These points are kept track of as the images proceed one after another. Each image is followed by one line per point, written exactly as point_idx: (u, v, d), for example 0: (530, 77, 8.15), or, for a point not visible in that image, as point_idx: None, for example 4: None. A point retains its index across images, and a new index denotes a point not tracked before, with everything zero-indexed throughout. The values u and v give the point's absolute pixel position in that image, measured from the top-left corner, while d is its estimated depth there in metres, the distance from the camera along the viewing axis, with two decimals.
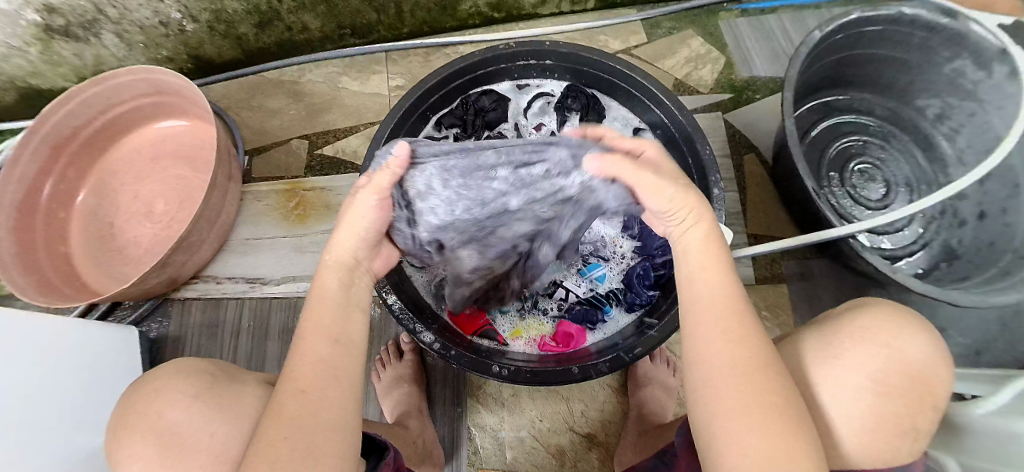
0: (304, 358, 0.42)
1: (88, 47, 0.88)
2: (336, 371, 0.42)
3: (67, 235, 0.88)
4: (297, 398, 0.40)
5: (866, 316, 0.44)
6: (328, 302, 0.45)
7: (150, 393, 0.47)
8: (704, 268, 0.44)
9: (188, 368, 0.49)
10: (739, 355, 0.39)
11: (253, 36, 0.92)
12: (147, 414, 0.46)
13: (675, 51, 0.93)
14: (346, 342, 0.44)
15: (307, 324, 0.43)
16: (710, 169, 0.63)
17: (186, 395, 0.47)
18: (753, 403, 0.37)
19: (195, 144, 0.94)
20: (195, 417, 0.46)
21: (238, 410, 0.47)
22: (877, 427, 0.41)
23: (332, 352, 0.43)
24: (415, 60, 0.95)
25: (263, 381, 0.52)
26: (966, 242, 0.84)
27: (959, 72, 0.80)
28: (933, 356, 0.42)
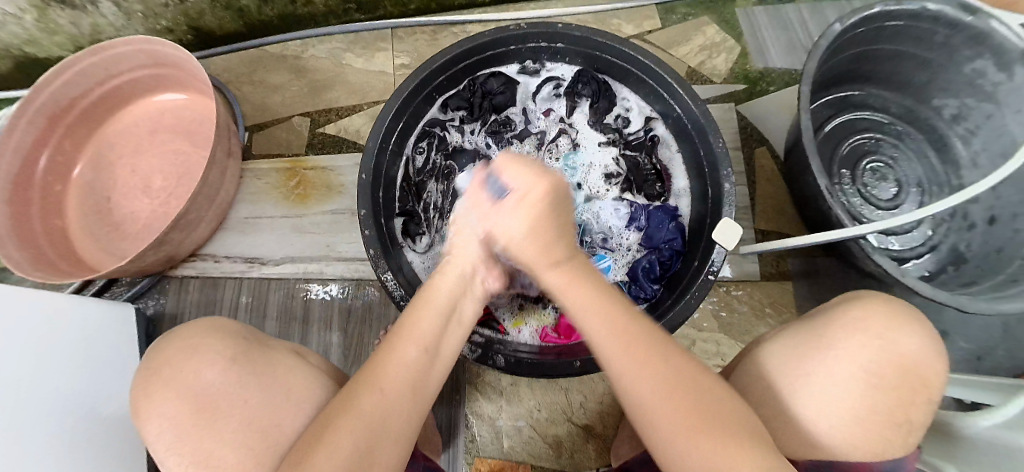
0: (395, 360, 0.41)
1: (85, 15, 0.86)
2: (416, 383, 0.41)
3: (63, 209, 0.87)
4: (373, 394, 0.39)
5: (860, 307, 0.43)
6: (431, 309, 0.45)
7: (181, 351, 0.44)
8: (577, 299, 0.43)
9: (223, 330, 0.46)
10: (649, 380, 0.38)
11: (255, 9, 0.89)
12: (181, 372, 0.42)
13: (689, 38, 0.91)
14: (435, 351, 0.43)
15: (404, 326, 0.44)
16: (721, 163, 0.61)
17: (224, 356, 0.43)
18: (682, 398, 0.36)
19: (195, 119, 0.91)
20: (232, 380, 0.43)
21: (275, 380, 0.45)
22: (867, 419, 0.40)
23: (419, 360, 0.42)
24: (422, 38, 0.93)
25: (291, 351, 0.51)
26: (975, 246, 0.83)
27: (979, 72, 0.78)
28: (929, 349, 0.41)
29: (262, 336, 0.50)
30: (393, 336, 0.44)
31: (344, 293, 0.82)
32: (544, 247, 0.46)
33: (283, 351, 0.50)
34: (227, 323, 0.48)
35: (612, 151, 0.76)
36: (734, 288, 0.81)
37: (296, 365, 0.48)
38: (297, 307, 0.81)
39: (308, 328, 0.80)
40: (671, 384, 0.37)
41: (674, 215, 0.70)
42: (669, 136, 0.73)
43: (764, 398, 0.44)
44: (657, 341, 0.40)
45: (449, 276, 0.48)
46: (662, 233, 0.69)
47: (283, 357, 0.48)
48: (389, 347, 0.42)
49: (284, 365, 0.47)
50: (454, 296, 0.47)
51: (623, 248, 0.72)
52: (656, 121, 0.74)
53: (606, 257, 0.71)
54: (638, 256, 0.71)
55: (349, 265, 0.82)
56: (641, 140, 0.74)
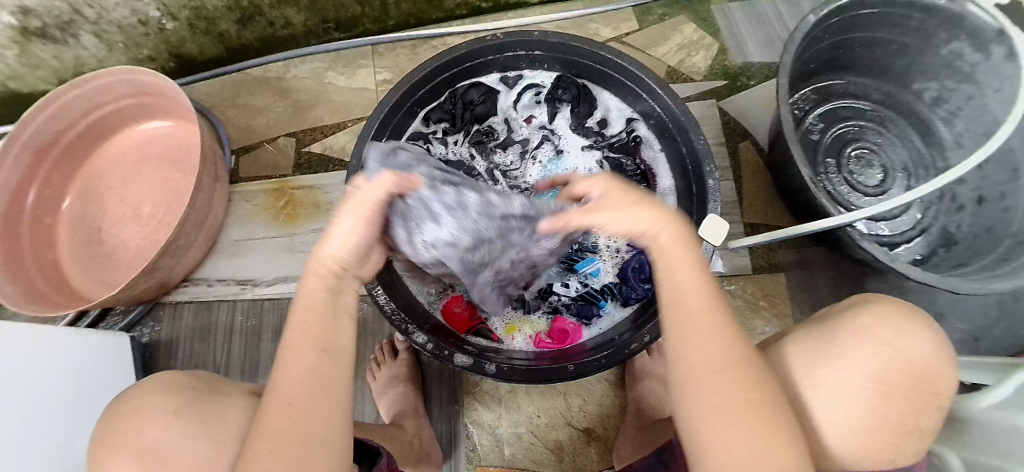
0: (292, 368, 0.38)
1: (67, 48, 0.86)
2: (322, 382, 0.39)
3: (54, 241, 0.87)
4: (285, 413, 0.37)
5: (866, 313, 0.43)
6: (317, 309, 0.41)
7: (129, 409, 0.45)
8: (671, 264, 0.42)
9: (169, 383, 0.46)
10: (714, 352, 0.38)
11: (234, 33, 0.89)
12: (127, 433, 0.43)
13: (667, 38, 0.92)
14: (337, 350, 0.40)
15: (292, 333, 0.40)
16: (704, 160, 0.62)
17: (164, 411, 0.44)
18: (730, 372, 0.37)
19: (181, 145, 0.91)
20: (174, 433, 0.43)
21: (217, 426, 0.44)
22: (878, 427, 0.40)
23: (320, 361, 0.39)
24: (402, 52, 0.93)
25: (249, 391, 0.50)
26: (964, 228, 0.84)
27: (956, 54, 0.80)
28: (936, 354, 0.41)
29: (218, 380, 0.50)
30: (285, 344, 0.40)
31: None
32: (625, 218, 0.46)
33: (240, 392, 0.49)
34: (177, 374, 0.48)
35: (596, 153, 0.76)
36: (727, 282, 0.81)
37: (250, 403, 0.47)
38: None
39: None
40: (732, 366, 0.37)
41: None
42: (651, 136, 0.74)
43: None
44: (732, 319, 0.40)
45: (320, 271, 0.42)
46: None
47: (237, 398, 0.47)
48: (285, 354, 0.40)
49: (235, 406, 0.46)
50: (332, 294, 0.42)
51: (611, 250, 0.73)
52: (637, 122, 0.74)
53: (594, 261, 0.72)
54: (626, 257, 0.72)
55: None
56: (624, 141, 0.75)
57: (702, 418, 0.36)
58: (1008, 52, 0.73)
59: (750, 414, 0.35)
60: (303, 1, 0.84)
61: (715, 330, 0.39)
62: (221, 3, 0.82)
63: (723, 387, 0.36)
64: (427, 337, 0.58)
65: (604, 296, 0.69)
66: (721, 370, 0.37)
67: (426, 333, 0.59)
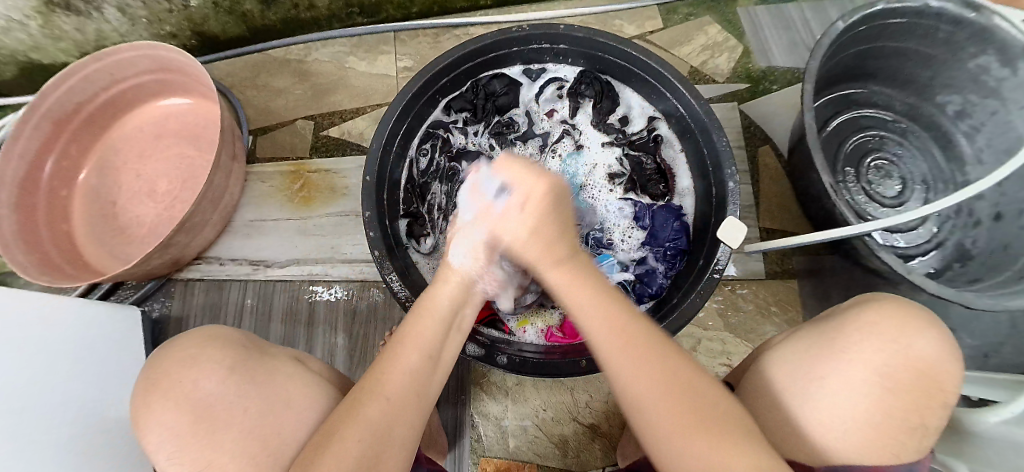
0: (397, 365, 0.42)
1: (90, 21, 0.86)
2: (418, 387, 0.42)
3: (69, 213, 0.87)
4: (380, 402, 0.40)
5: (872, 310, 0.43)
6: (433, 316, 0.46)
7: (182, 359, 0.43)
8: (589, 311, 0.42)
9: (221, 340, 0.46)
10: (675, 398, 0.37)
11: (258, 13, 0.89)
12: (179, 383, 0.41)
13: (691, 38, 0.91)
14: (435, 358, 0.44)
15: (406, 331, 0.44)
16: (725, 162, 0.61)
17: (222, 366, 0.43)
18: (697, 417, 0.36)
19: (199, 123, 0.92)
20: (230, 390, 0.42)
21: (274, 388, 0.44)
22: (882, 423, 0.39)
23: (421, 366, 0.43)
24: (424, 40, 0.93)
25: (291, 357, 0.51)
26: (980, 243, 0.83)
27: (983, 68, 0.78)
28: (944, 354, 0.40)
29: (261, 343, 0.50)
30: (394, 342, 0.44)
31: (348, 294, 0.82)
32: (548, 243, 0.44)
33: (283, 358, 0.49)
34: (225, 332, 0.48)
35: (616, 151, 0.76)
36: (739, 287, 0.80)
37: (296, 370, 0.48)
38: (302, 309, 0.82)
39: (312, 330, 0.81)
40: (659, 381, 0.38)
41: (679, 214, 0.71)
42: (671, 136, 0.73)
43: (777, 402, 0.45)
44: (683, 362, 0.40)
45: (452, 282, 0.47)
46: (666, 232, 0.70)
47: (282, 364, 0.48)
48: (393, 351, 0.43)
49: (284, 372, 0.47)
50: (455, 302, 0.47)
51: (626, 248, 0.72)
52: (659, 121, 0.74)
53: (610, 257, 0.71)
54: (641, 254, 0.71)
55: (353, 267, 0.83)
56: (644, 140, 0.74)
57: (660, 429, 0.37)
58: None
59: (689, 424, 0.36)
60: None
61: (631, 346, 0.40)
62: None
63: (658, 398, 0.38)
64: None
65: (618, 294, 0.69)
66: (693, 415, 0.36)
67: None
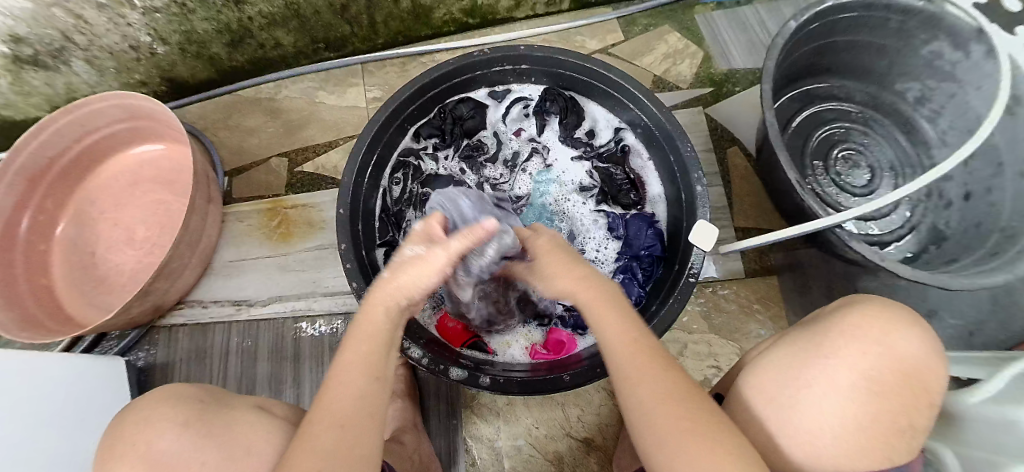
0: (341, 388, 0.41)
1: (58, 75, 0.87)
2: (371, 408, 0.41)
3: (48, 267, 0.86)
4: (335, 431, 0.39)
5: (855, 313, 0.44)
6: (374, 338, 0.44)
7: (137, 421, 0.43)
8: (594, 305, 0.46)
9: (175, 395, 0.45)
10: (660, 385, 0.40)
11: (225, 56, 0.90)
12: (136, 445, 0.41)
13: (652, 48, 0.93)
14: (382, 376, 0.43)
15: (343, 360, 0.43)
16: (692, 167, 0.62)
17: (176, 422, 0.43)
18: (671, 398, 0.39)
19: (174, 167, 0.92)
20: (187, 445, 0.42)
21: (233, 437, 0.44)
22: (872, 427, 0.39)
23: (369, 387, 0.42)
24: (392, 70, 0.94)
25: (253, 405, 0.50)
26: (954, 224, 0.85)
27: (937, 54, 0.81)
28: (926, 351, 0.42)
29: (223, 396, 0.49)
30: (335, 370, 0.43)
31: (333, 328, 0.81)
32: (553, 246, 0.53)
33: (245, 406, 0.49)
34: (182, 388, 0.47)
35: (585, 164, 0.77)
36: (721, 287, 0.81)
37: (257, 418, 0.47)
38: (288, 346, 0.81)
39: (300, 366, 0.80)
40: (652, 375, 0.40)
41: (652, 221, 0.71)
42: (638, 144, 0.75)
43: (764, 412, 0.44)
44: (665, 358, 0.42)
45: (381, 304, 0.46)
46: (641, 240, 0.70)
47: (243, 413, 0.47)
48: (330, 380, 0.42)
49: (243, 419, 0.46)
50: (391, 326, 0.46)
51: (604, 259, 0.73)
52: (625, 131, 0.75)
53: None
54: (618, 265, 0.72)
55: (336, 299, 0.83)
56: (612, 151, 0.76)
57: (659, 432, 0.37)
58: (987, 50, 0.74)
59: (694, 437, 0.36)
60: (293, 22, 0.86)
61: (647, 357, 0.42)
62: (211, 27, 0.83)
63: (660, 394, 0.39)
64: (423, 352, 0.58)
65: None
66: (674, 401, 0.38)
67: (422, 348, 0.59)
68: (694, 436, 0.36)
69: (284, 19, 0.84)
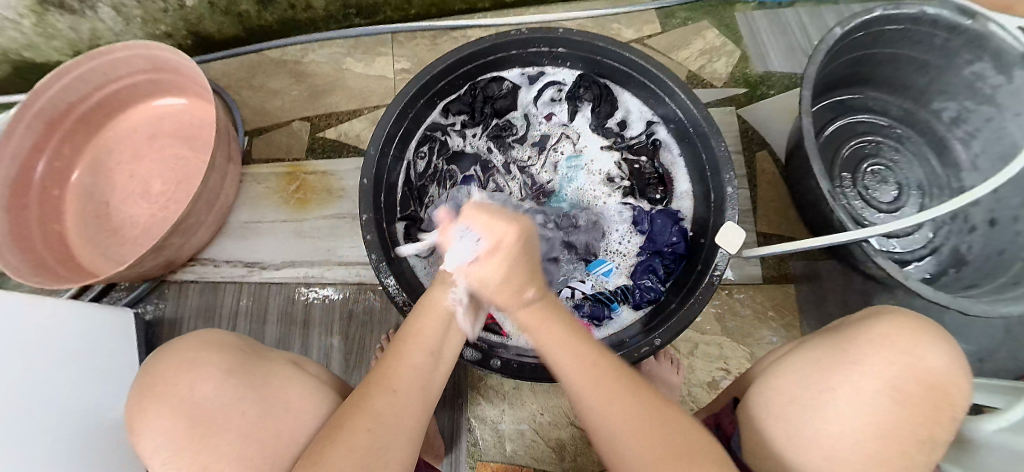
0: (401, 361, 0.42)
1: (84, 20, 0.85)
2: (423, 383, 0.42)
3: (61, 214, 0.86)
4: (387, 397, 0.40)
5: (883, 322, 0.43)
6: (435, 314, 0.46)
7: (177, 363, 0.42)
8: (547, 334, 0.44)
9: (217, 343, 0.45)
10: (619, 420, 0.39)
11: (255, 13, 0.89)
12: (177, 386, 0.40)
13: (689, 42, 0.91)
14: (439, 356, 0.45)
15: (409, 329, 0.45)
16: (724, 167, 0.61)
17: (220, 369, 0.42)
18: (649, 436, 0.37)
19: (195, 123, 0.91)
20: (229, 392, 0.41)
21: (272, 389, 0.43)
22: (894, 436, 0.39)
23: (425, 364, 0.43)
24: (422, 42, 0.93)
25: (288, 360, 0.49)
26: (975, 249, 0.83)
27: (978, 75, 0.79)
28: (953, 365, 0.41)
29: (258, 347, 0.49)
30: (398, 340, 0.44)
31: (344, 298, 0.81)
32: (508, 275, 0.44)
33: (281, 361, 0.48)
34: (218, 336, 0.47)
35: (614, 154, 0.76)
36: (737, 291, 0.80)
37: (294, 373, 0.47)
38: (298, 311, 0.81)
39: (308, 333, 0.80)
40: (621, 409, 0.39)
41: (677, 219, 0.70)
42: (670, 140, 0.73)
43: (781, 414, 0.44)
44: (625, 376, 0.42)
45: (451, 295, 0.47)
46: (665, 236, 0.69)
47: (278, 366, 0.47)
48: (392, 355, 0.43)
49: (282, 374, 0.46)
50: (456, 308, 0.47)
51: (625, 252, 0.72)
52: (657, 125, 0.74)
53: (607, 262, 0.71)
54: (639, 259, 0.71)
55: (349, 269, 0.82)
56: (643, 144, 0.74)
57: (631, 466, 0.37)
58: None
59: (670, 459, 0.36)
60: None
61: (601, 387, 0.40)
62: None
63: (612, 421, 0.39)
64: None
65: (616, 298, 0.69)
66: (654, 435, 0.37)
67: None
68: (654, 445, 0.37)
69: None
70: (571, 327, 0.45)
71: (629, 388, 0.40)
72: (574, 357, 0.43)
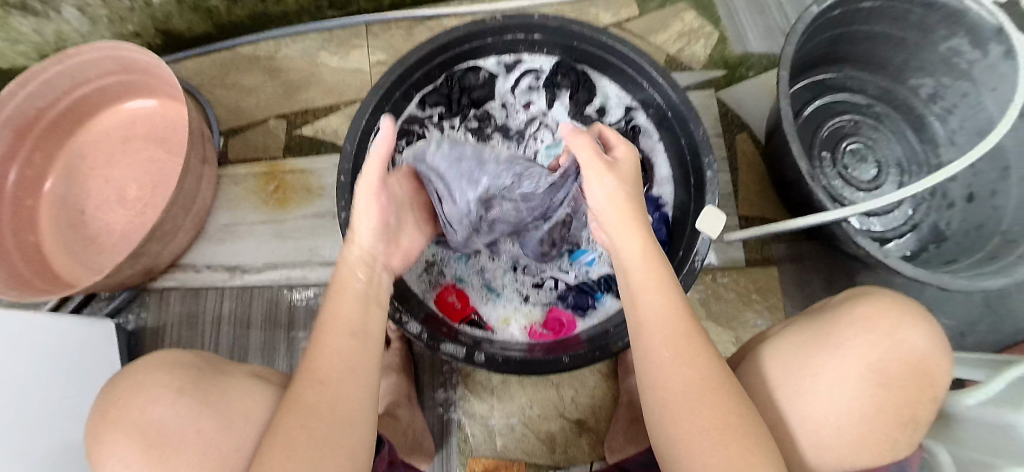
0: (326, 352, 0.42)
1: (48, 22, 0.82)
2: (352, 365, 0.42)
3: (36, 224, 0.84)
4: (315, 388, 0.39)
5: (867, 304, 0.43)
6: (351, 298, 0.46)
7: (130, 387, 0.41)
8: (646, 290, 0.45)
9: (172, 362, 0.43)
10: (693, 373, 0.39)
11: (224, 9, 0.86)
12: (129, 411, 0.39)
13: (667, 25, 0.90)
14: (366, 334, 0.44)
15: (325, 316, 0.44)
16: (704, 150, 0.61)
17: (170, 389, 0.40)
18: (710, 390, 0.38)
19: (168, 125, 0.89)
20: (180, 413, 0.40)
21: (228, 404, 0.42)
22: (876, 417, 0.40)
23: (351, 345, 0.43)
24: (397, 33, 0.91)
25: (252, 374, 0.48)
26: (954, 225, 0.84)
27: (955, 51, 0.79)
28: (934, 346, 0.41)
29: (221, 364, 0.47)
30: (319, 332, 0.44)
31: None
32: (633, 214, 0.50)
33: (241, 374, 0.47)
34: (178, 354, 0.45)
35: None
36: (721, 275, 0.81)
37: (255, 385, 0.45)
38: (282, 314, 0.80)
39: (293, 334, 0.79)
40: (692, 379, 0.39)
41: (658, 204, 0.71)
42: (650, 125, 0.73)
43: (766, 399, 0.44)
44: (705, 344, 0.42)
45: (352, 290, 0.47)
46: None
47: (239, 379, 0.45)
48: (317, 345, 0.43)
49: (240, 387, 0.44)
50: (364, 282, 0.48)
51: None
52: (636, 111, 0.73)
53: (589, 251, 0.71)
54: None
55: (332, 269, 0.81)
56: (622, 130, 0.74)
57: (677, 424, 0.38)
58: (1006, 50, 0.73)
59: (719, 431, 0.36)
60: None
61: (688, 356, 0.40)
62: None
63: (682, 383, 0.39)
64: (422, 327, 0.59)
65: (599, 288, 0.69)
66: (712, 394, 0.38)
67: (421, 323, 0.59)
68: (707, 392, 0.38)
69: None
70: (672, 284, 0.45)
71: (706, 353, 0.41)
72: (661, 311, 0.43)
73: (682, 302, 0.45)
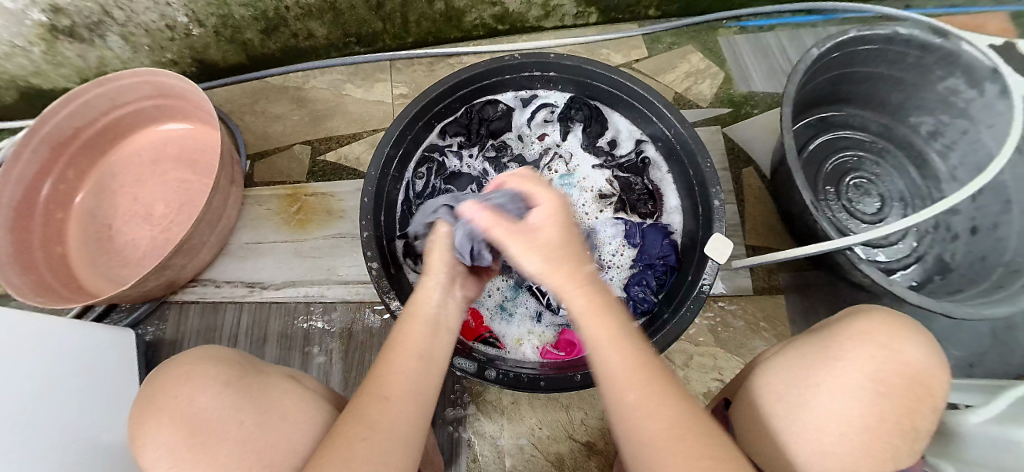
0: (396, 370, 0.44)
1: (92, 48, 0.88)
2: (420, 389, 0.44)
3: (64, 235, 0.87)
4: (380, 404, 0.41)
5: (863, 319, 0.45)
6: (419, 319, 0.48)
7: (176, 376, 0.43)
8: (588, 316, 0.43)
9: (219, 357, 0.46)
10: (659, 422, 0.38)
11: (258, 42, 0.92)
12: (175, 398, 0.41)
13: (674, 65, 0.95)
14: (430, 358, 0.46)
15: (401, 337, 0.46)
16: (710, 182, 0.64)
17: (218, 381, 0.43)
18: (680, 447, 0.36)
19: (197, 147, 0.93)
20: (226, 405, 0.41)
21: (271, 403, 0.44)
22: (878, 427, 0.40)
23: (420, 371, 0.45)
24: (419, 69, 0.97)
25: (286, 375, 0.50)
26: (959, 256, 0.86)
27: (952, 90, 0.84)
28: (933, 362, 0.42)
29: (256, 361, 0.49)
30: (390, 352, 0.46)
31: (344, 316, 0.82)
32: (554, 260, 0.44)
33: (278, 375, 0.49)
34: (220, 351, 0.47)
35: (605, 173, 0.79)
36: (728, 303, 0.82)
37: (292, 388, 0.47)
38: (297, 330, 0.82)
39: (308, 351, 0.80)
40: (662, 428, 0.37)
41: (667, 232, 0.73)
42: (658, 158, 0.77)
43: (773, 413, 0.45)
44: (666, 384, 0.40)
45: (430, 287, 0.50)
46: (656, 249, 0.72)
47: (277, 381, 0.47)
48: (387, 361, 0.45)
49: (280, 388, 0.46)
50: (437, 305, 0.49)
51: (616, 266, 0.74)
52: (646, 143, 0.77)
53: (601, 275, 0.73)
54: (631, 272, 0.73)
55: (349, 288, 0.84)
56: (633, 162, 0.78)
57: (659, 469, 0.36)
58: (1001, 89, 0.77)
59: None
60: (328, 14, 0.87)
61: (676, 441, 0.36)
62: (248, 13, 0.84)
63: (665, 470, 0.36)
64: None
65: None
66: (685, 437, 0.37)
67: None
68: (679, 437, 0.37)
69: (320, 11, 0.86)
70: (625, 331, 0.43)
71: (670, 393, 0.40)
72: (607, 352, 0.41)
73: (635, 345, 0.43)
